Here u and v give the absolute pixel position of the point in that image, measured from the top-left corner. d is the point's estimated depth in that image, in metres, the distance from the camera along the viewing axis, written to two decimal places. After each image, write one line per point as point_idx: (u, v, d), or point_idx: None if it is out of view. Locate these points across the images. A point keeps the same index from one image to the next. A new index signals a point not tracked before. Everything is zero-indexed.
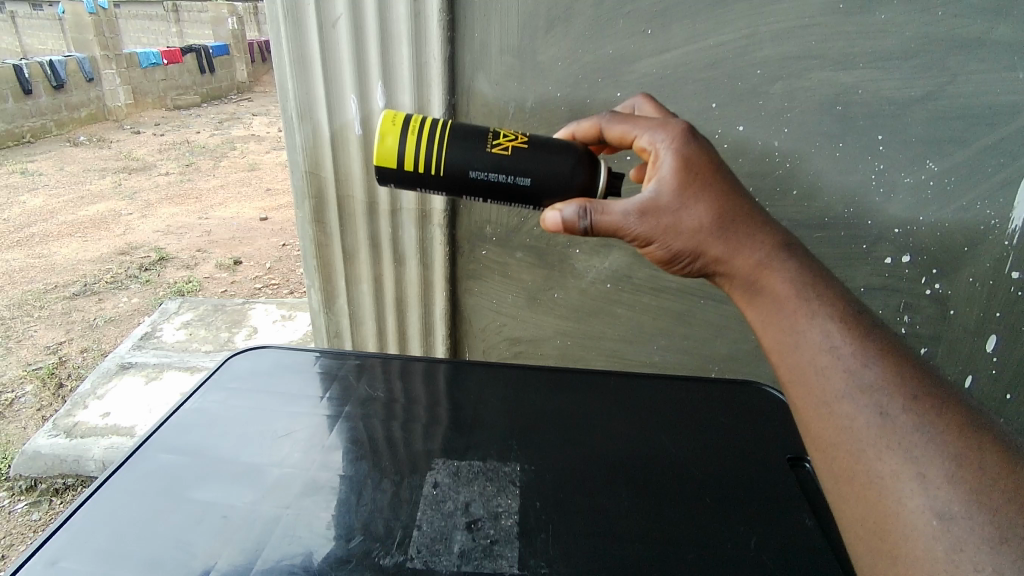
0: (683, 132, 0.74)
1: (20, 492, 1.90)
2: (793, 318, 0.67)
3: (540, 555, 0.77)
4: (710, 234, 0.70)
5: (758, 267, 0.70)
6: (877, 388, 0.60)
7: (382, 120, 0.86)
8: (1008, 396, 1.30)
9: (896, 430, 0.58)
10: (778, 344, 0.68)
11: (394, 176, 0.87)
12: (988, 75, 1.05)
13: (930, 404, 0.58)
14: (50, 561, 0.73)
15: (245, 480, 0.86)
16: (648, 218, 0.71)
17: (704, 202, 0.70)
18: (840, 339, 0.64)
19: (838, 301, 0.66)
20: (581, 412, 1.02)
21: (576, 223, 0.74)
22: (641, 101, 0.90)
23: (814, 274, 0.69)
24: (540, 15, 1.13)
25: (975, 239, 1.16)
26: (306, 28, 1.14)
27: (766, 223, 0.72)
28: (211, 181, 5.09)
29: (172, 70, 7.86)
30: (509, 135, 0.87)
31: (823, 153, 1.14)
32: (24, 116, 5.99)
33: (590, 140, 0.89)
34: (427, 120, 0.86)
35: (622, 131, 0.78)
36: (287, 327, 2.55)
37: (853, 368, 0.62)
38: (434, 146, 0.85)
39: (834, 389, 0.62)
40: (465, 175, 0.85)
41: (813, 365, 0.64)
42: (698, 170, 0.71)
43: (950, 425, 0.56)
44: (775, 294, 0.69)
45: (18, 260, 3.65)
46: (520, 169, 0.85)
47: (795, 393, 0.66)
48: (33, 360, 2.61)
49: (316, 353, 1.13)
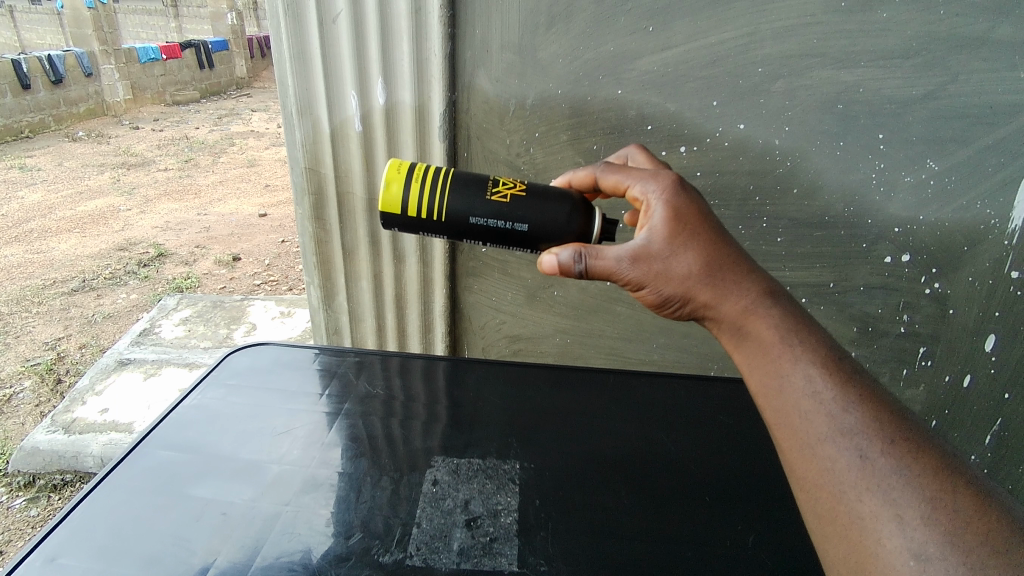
0: (673, 183, 0.73)
1: (19, 488, 1.91)
2: (776, 362, 0.65)
3: (539, 553, 0.77)
4: (699, 280, 0.68)
5: (744, 312, 0.67)
6: (858, 432, 0.58)
7: (388, 167, 0.87)
8: (1006, 395, 1.28)
9: (876, 473, 0.56)
10: (762, 388, 0.66)
11: (396, 222, 0.87)
12: (990, 73, 1.05)
13: (907, 448, 0.57)
14: (48, 557, 0.73)
15: (244, 477, 0.86)
16: (639, 264, 0.69)
17: (693, 250, 0.68)
18: (822, 384, 0.62)
19: (821, 346, 0.65)
20: (581, 410, 1.02)
21: (571, 267, 0.71)
22: (633, 151, 0.87)
23: (797, 319, 0.67)
24: (541, 12, 1.12)
25: (975, 238, 1.16)
26: (306, 23, 1.14)
27: (751, 269, 0.70)
28: (211, 176, 5.08)
29: (171, 65, 7.84)
30: (509, 183, 0.87)
31: (824, 152, 1.14)
32: (22, 110, 5.95)
33: (585, 188, 0.86)
34: (433, 168, 0.86)
35: (617, 179, 0.77)
36: (287, 324, 2.56)
37: (835, 413, 0.60)
38: (437, 194, 0.85)
39: (816, 431, 0.60)
40: (465, 221, 0.85)
41: (796, 410, 0.62)
42: (687, 219, 0.70)
43: (927, 468, 0.55)
44: (761, 340, 0.66)
45: (16, 256, 3.64)
46: (518, 215, 0.85)
47: (778, 435, 0.64)
48: (32, 356, 2.61)
49: (315, 350, 1.13)
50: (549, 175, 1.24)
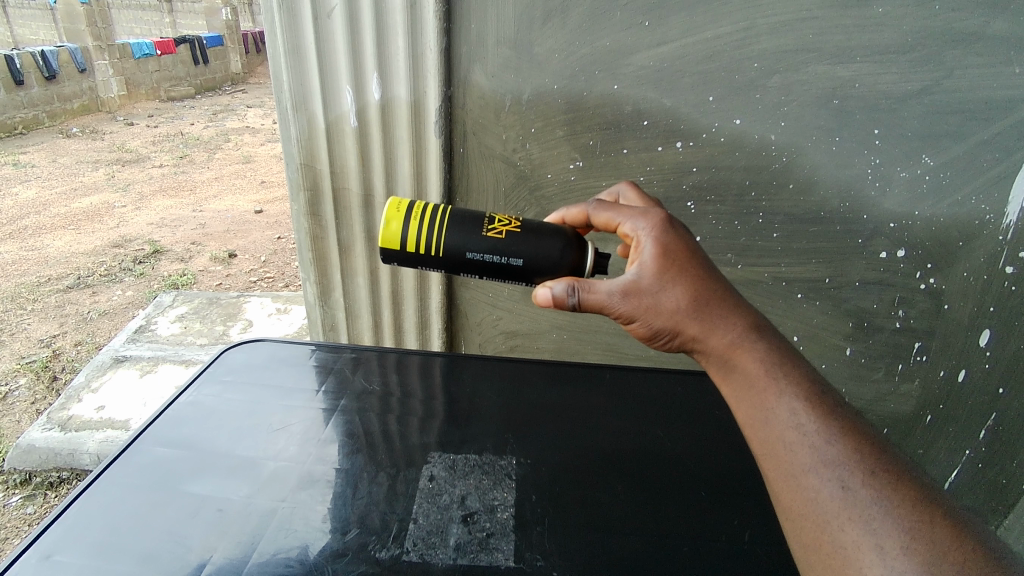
0: (663, 221, 0.73)
1: (14, 486, 1.90)
2: (761, 394, 0.65)
3: (535, 548, 0.77)
4: (687, 315, 0.68)
5: (731, 346, 0.67)
6: (840, 464, 0.59)
7: (387, 205, 0.88)
8: (1001, 390, 1.28)
9: (857, 503, 0.56)
10: (748, 419, 0.66)
11: (395, 257, 0.88)
12: (985, 68, 1.05)
13: (887, 479, 0.57)
14: (44, 554, 0.73)
15: (240, 473, 0.86)
16: (630, 299, 0.69)
17: (681, 285, 0.68)
18: (806, 417, 0.62)
19: (805, 379, 0.65)
20: (577, 406, 1.03)
21: (564, 300, 0.72)
22: (625, 189, 0.87)
23: (783, 352, 0.68)
24: (537, 7, 1.12)
25: (970, 233, 1.17)
26: (300, 18, 1.13)
27: (739, 303, 0.70)
28: (206, 173, 5.06)
29: (166, 61, 7.80)
30: (503, 220, 0.88)
31: (819, 147, 1.14)
32: (16, 106, 5.91)
33: (579, 225, 0.87)
34: (432, 206, 0.87)
35: (607, 217, 0.76)
36: (283, 320, 2.55)
37: (817, 444, 0.60)
38: (435, 231, 0.86)
39: (799, 462, 0.61)
40: (462, 256, 0.86)
41: (781, 441, 0.62)
42: (676, 256, 0.70)
43: (905, 499, 0.56)
44: (748, 374, 0.66)
45: (10, 253, 3.61)
46: (513, 251, 0.85)
47: (764, 465, 0.64)
48: (27, 354, 2.60)
49: (311, 346, 1.13)
50: (546, 171, 1.25)
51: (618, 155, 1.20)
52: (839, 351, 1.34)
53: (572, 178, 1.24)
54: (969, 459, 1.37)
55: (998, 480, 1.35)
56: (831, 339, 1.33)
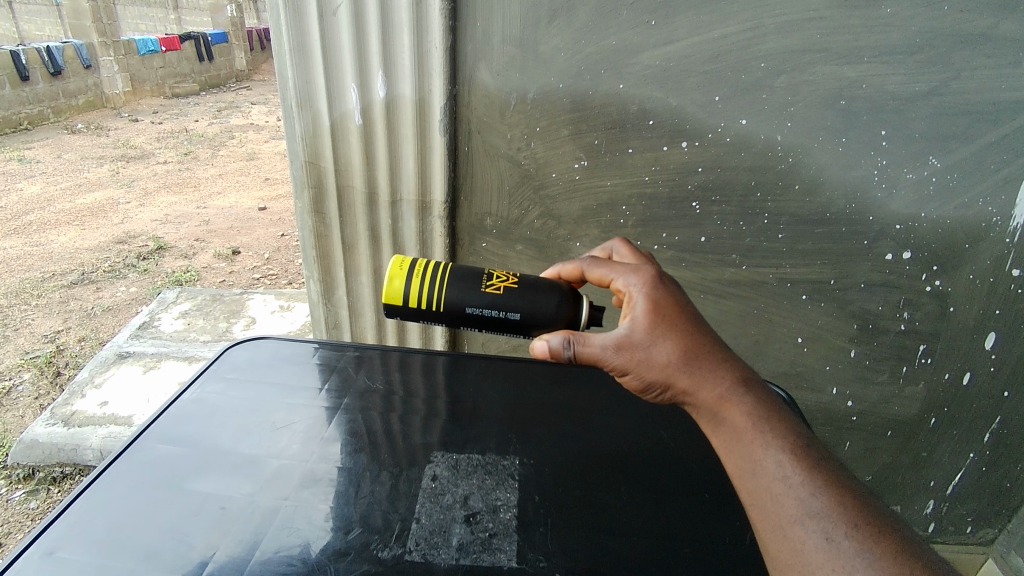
0: (655, 276, 0.72)
1: (18, 481, 1.89)
2: (749, 446, 0.65)
3: (538, 550, 0.77)
4: (678, 369, 0.67)
5: (720, 399, 0.67)
6: (824, 515, 0.59)
7: (390, 263, 0.88)
8: (1006, 394, 1.30)
9: (840, 555, 0.57)
10: (736, 470, 0.66)
11: (396, 312, 0.89)
12: (993, 70, 1.04)
13: (869, 531, 0.57)
14: (47, 551, 0.73)
15: (243, 471, 0.86)
16: (623, 352, 0.67)
17: (672, 339, 0.67)
18: (792, 469, 0.62)
19: (791, 433, 0.65)
20: (580, 408, 1.02)
21: (560, 352, 0.69)
22: (618, 245, 0.86)
23: (771, 405, 0.67)
24: (542, 6, 1.11)
25: (977, 236, 1.17)
26: (306, 16, 1.13)
27: (727, 356, 0.70)
28: (210, 170, 5.06)
29: (171, 58, 7.81)
30: (501, 275, 0.88)
31: (825, 148, 1.13)
32: (22, 102, 5.91)
33: (575, 280, 0.85)
34: (433, 263, 0.88)
35: (601, 274, 0.76)
36: (287, 318, 2.56)
37: (803, 496, 0.60)
38: (435, 288, 0.86)
39: (786, 513, 0.60)
40: (461, 311, 0.86)
41: (768, 493, 0.62)
42: (667, 311, 0.69)
43: (887, 551, 0.56)
44: (737, 427, 0.66)
45: (15, 249, 3.62)
46: (510, 305, 0.85)
47: (753, 515, 0.64)
48: (31, 349, 2.60)
49: (315, 344, 1.13)
50: (550, 171, 1.24)
51: (622, 155, 1.20)
52: (844, 353, 1.32)
53: (576, 177, 1.24)
54: (973, 462, 1.38)
55: (1002, 483, 1.39)
56: (836, 341, 1.31)
